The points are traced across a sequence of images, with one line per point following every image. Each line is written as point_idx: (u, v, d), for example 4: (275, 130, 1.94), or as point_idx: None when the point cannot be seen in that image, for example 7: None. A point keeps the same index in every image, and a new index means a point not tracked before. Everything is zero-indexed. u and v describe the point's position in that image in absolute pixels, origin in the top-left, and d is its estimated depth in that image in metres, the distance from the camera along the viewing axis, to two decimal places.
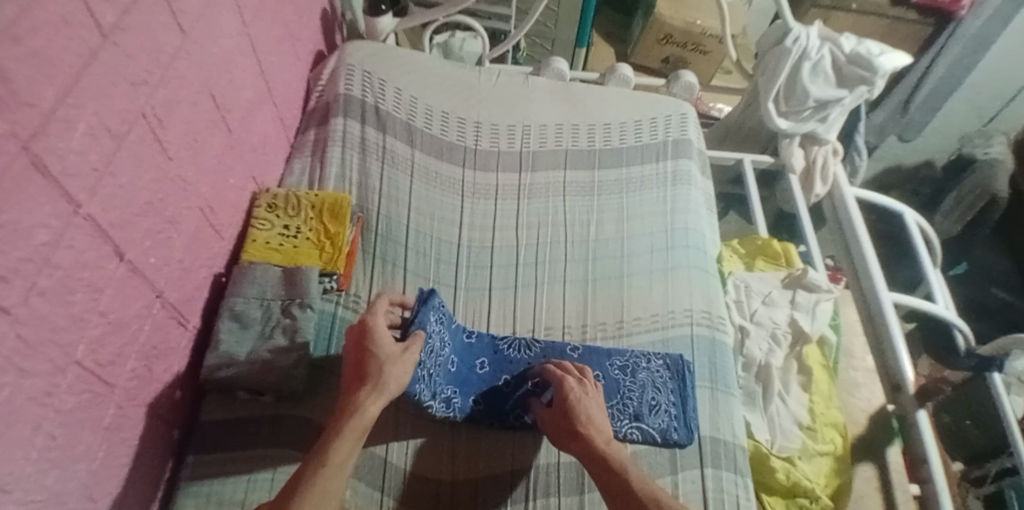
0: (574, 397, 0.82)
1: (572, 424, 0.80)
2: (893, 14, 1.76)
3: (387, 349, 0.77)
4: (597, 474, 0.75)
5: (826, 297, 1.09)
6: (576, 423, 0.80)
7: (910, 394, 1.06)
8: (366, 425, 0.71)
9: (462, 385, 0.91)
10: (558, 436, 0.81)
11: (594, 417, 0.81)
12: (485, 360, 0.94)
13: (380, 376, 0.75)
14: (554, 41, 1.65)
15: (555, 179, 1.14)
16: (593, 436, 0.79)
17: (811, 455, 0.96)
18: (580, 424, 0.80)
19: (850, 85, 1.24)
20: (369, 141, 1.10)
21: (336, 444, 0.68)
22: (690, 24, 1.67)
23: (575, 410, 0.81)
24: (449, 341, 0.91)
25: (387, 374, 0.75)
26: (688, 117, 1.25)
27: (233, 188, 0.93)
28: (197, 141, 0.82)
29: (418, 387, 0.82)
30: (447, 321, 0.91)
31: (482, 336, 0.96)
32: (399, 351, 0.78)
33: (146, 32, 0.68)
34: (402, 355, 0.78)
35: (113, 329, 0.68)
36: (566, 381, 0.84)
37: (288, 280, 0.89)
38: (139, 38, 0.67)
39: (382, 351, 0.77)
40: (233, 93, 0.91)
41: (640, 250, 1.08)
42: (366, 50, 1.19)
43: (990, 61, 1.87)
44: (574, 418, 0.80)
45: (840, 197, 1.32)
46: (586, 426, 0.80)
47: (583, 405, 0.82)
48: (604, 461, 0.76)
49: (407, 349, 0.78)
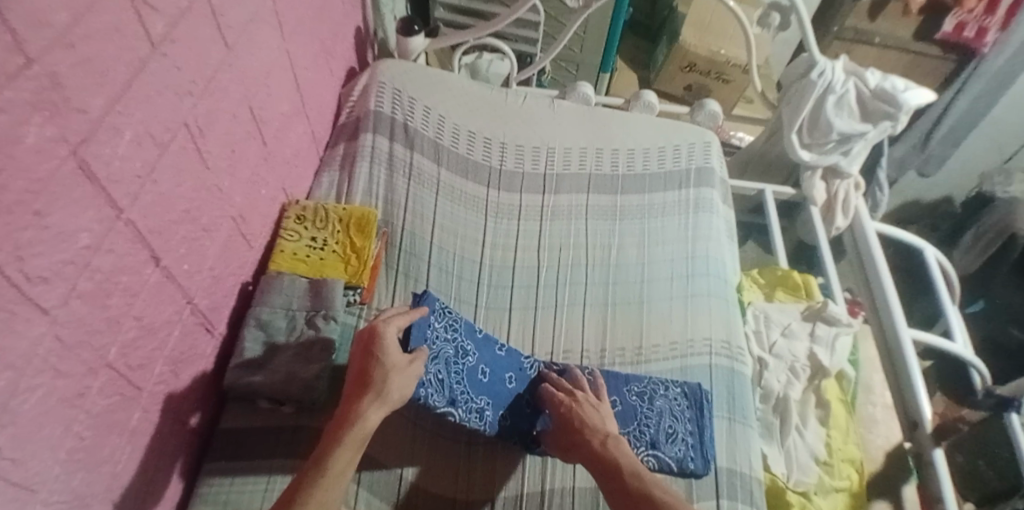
0: (565, 409, 0.85)
1: (570, 437, 0.82)
2: (916, 48, 1.79)
3: (393, 358, 0.76)
4: (603, 480, 0.76)
5: (846, 331, 1.09)
6: (574, 433, 0.82)
7: (928, 431, 1.05)
8: (365, 435, 0.70)
9: (495, 397, 0.89)
10: (562, 451, 0.83)
11: (591, 422, 0.83)
12: (513, 374, 0.92)
13: (383, 385, 0.74)
14: (578, 66, 1.67)
15: (578, 202, 1.15)
16: (591, 442, 0.80)
17: (827, 491, 0.96)
18: (577, 434, 0.82)
19: (873, 120, 1.25)
20: (397, 157, 1.11)
21: (336, 455, 0.68)
22: (714, 53, 1.69)
23: (570, 422, 0.83)
24: (477, 352, 0.90)
25: (389, 384, 0.74)
26: (712, 146, 1.26)
27: (264, 199, 0.95)
28: (234, 151, 0.84)
29: (425, 390, 0.81)
30: (463, 328, 0.90)
31: (511, 350, 0.94)
32: (405, 362, 0.77)
33: (192, 44, 0.70)
34: (407, 367, 0.76)
35: (145, 333, 0.69)
36: (557, 397, 0.87)
37: (314, 291, 0.91)
38: (186, 50, 0.69)
39: (388, 359, 0.76)
40: (269, 105, 0.93)
41: (660, 276, 1.08)
42: (398, 68, 1.22)
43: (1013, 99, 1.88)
44: (573, 429, 0.83)
45: (861, 230, 1.32)
46: (582, 434, 0.81)
47: (577, 414, 0.84)
48: (605, 465, 0.77)
49: (412, 361, 0.77)
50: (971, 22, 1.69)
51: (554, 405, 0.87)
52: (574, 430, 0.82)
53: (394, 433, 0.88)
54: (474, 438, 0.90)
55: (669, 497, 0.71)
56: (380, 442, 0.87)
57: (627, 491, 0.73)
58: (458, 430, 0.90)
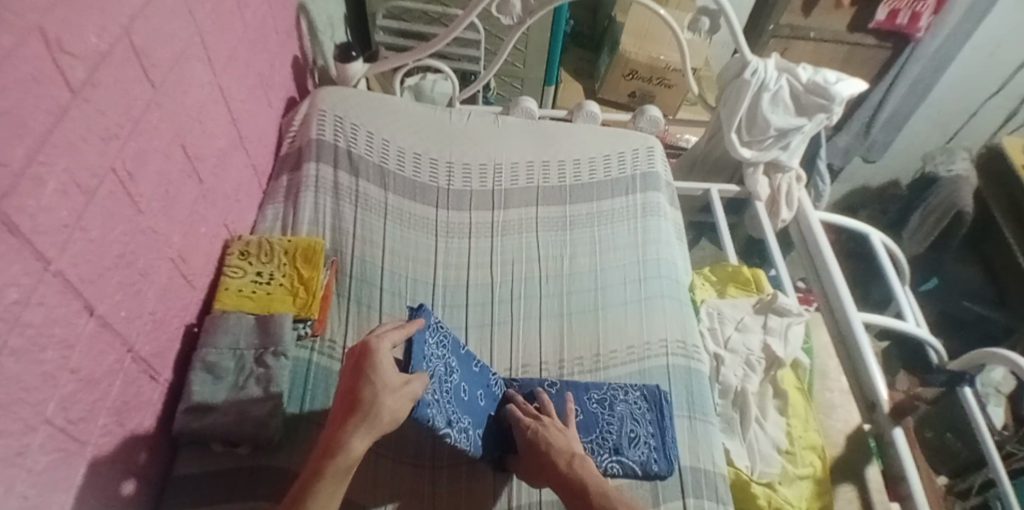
0: (529, 432, 0.84)
1: (538, 462, 0.81)
2: (852, 39, 1.85)
3: (385, 378, 0.70)
4: (568, 499, 0.77)
5: (797, 320, 1.12)
6: (540, 456, 0.81)
7: (885, 412, 1.08)
8: (350, 464, 0.67)
9: (474, 416, 0.86)
10: (532, 477, 0.83)
11: (557, 445, 0.82)
12: (483, 392, 0.90)
13: (371, 407, 0.68)
14: (523, 80, 1.70)
15: (528, 216, 1.16)
16: (558, 466, 0.79)
17: (792, 479, 0.98)
18: (543, 458, 0.81)
19: (809, 113, 1.29)
20: (342, 185, 1.11)
21: (318, 489, 0.66)
22: (655, 59, 1.73)
23: (535, 445, 0.82)
24: (458, 368, 0.86)
25: (380, 406, 0.69)
26: (655, 150, 1.28)
27: (205, 237, 0.93)
28: (170, 191, 0.83)
29: (430, 411, 0.75)
30: (450, 344, 0.86)
31: (483, 366, 0.92)
32: (399, 383, 0.71)
33: (114, 86, 0.68)
34: (401, 387, 0.71)
35: (84, 386, 0.67)
36: (522, 421, 0.85)
37: (261, 328, 0.89)
38: (110, 94, 0.68)
39: (380, 378, 0.70)
40: (204, 142, 0.92)
41: (614, 282, 1.09)
42: (339, 95, 1.21)
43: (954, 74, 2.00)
44: (539, 453, 0.81)
45: (806, 221, 1.37)
46: (548, 457, 0.80)
47: (540, 436, 0.82)
48: (573, 488, 0.77)
49: (408, 382, 0.71)
50: (904, 9, 1.73)
51: (520, 430, 0.85)
52: (540, 453, 0.81)
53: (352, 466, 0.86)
54: (438, 460, 0.89)
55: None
56: None
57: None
58: (421, 454, 0.89)
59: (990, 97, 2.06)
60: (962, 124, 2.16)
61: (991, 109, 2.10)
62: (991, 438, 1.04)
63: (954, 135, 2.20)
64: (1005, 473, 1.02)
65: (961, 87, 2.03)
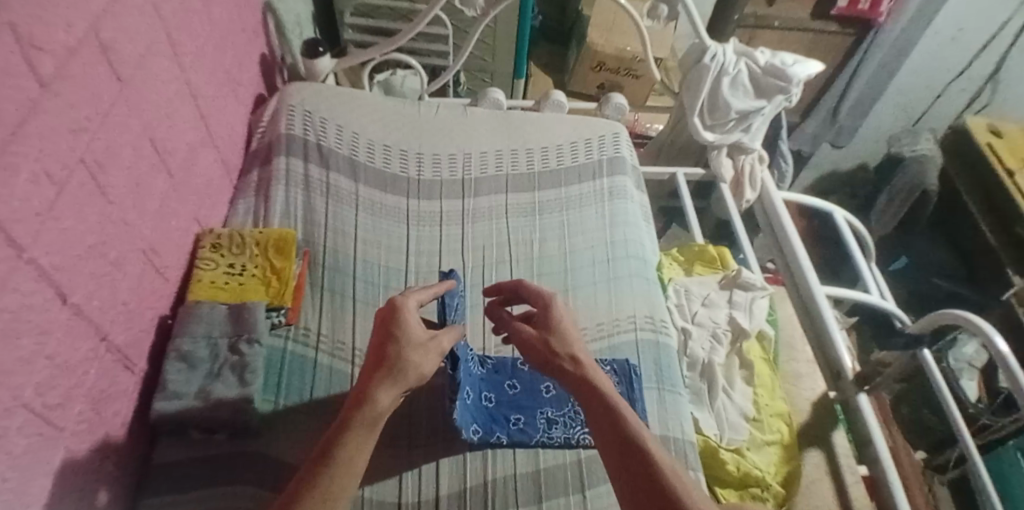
0: (557, 310, 0.81)
1: (550, 337, 0.78)
2: (815, 27, 1.90)
3: (410, 335, 0.75)
4: (590, 406, 0.70)
5: (761, 294, 1.17)
6: (557, 333, 0.78)
7: (850, 379, 1.12)
8: (376, 415, 0.68)
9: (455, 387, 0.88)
10: (529, 349, 0.79)
11: (574, 334, 0.79)
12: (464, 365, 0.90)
13: (397, 362, 0.72)
14: (492, 75, 1.73)
15: (497, 203, 1.19)
16: (570, 350, 0.77)
17: (759, 445, 1.02)
18: (558, 336, 0.78)
19: (768, 95, 1.33)
20: (313, 178, 1.12)
21: (347, 439, 0.66)
22: (622, 51, 1.76)
23: (557, 323, 0.80)
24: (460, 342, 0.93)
25: (405, 360, 0.73)
26: (621, 136, 1.32)
27: (177, 230, 0.95)
28: (140, 185, 0.84)
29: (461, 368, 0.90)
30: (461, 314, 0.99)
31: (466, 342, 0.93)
32: (425, 339, 0.76)
33: (83, 80, 0.70)
34: (426, 342, 0.76)
35: (59, 372, 0.68)
36: (554, 311, 0.81)
37: (235, 317, 0.91)
38: (79, 88, 0.69)
39: (405, 336, 0.75)
40: (173, 137, 0.93)
41: (583, 264, 1.12)
42: (307, 91, 1.23)
43: (915, 61, 2.05)
44: (554, 332, 0.79)
45: (769, 200, 1.42)
46: (565, 338, 0.78)
47: (567, 318, 0.80)
48: (576, 376, 0.73)
49: (433, 338, 0.77)
50: None
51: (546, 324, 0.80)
52: (555, 333, 0.79)
53: None
54: (413, 440, 0.90)
55: (639, 426, 0.67)
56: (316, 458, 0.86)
57: (597, 406, 0.69)
58: (398, 435, 0.90)
59: (954, 80, 2.12)
60: (926, 107, 2.22)
61: (955, 91, 2.16)
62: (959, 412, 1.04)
63: (918, 120, 2.27)
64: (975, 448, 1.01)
65: (926, 72, 2.09)
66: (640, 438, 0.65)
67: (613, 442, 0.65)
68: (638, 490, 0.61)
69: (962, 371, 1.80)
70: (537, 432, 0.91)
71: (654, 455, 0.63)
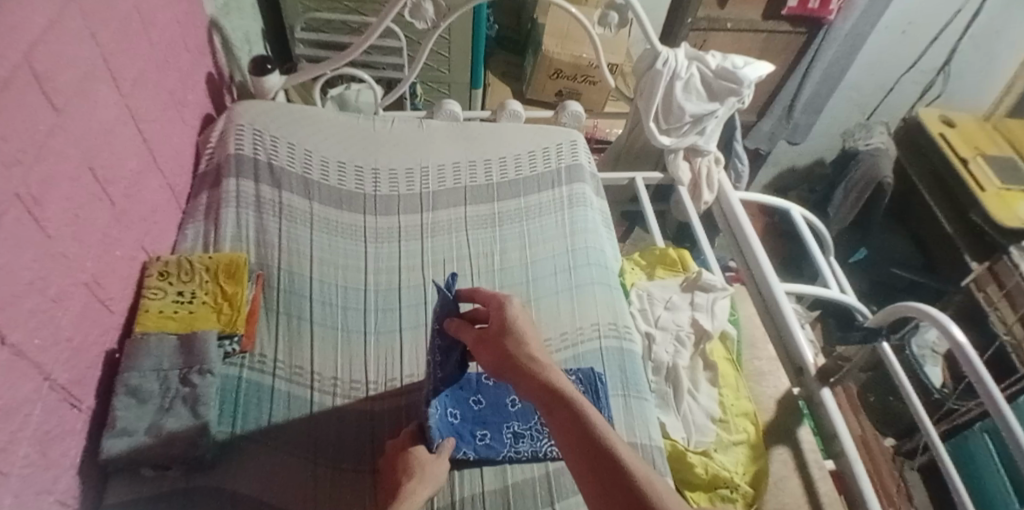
0: (510, 309, 0.76)
1: (505, 338, 0.73)
2: (768, 27, 1.93)
3: (422, 456, 0.82)
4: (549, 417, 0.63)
5: (722, 294, 1.18)
6: (511, 334, 0.73)
7: (813, 375, 1.14)
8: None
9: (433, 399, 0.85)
10: (485, 353, 0.74)
11: (529, 333, 0.74)
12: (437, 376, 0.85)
13: (421, 471, 0.80)
14: (449, 85, 1.72)
15: (456, 216, 1.18)
16: (526, 351, 0.71)
17: (726, 446, 1.03)
18: (513, 338, 0.73)
19: (722, 98, 1.34)
20: (265, 198, 1.09)
21: None
22: (577, 58, 1.78)
23: (511, 324, 0.75)
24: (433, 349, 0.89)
25: (422, 471, 0.80)
26: (578, 144, 1.32)
27: (121, 260, 0.91)
28: (81, 216, 0.81)
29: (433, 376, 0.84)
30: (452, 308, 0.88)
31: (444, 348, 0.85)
32: (433, 457, 0.83)
33: (16, 111, 0.67)
34: (435, 459, 0.83)
35: (0, 417, 0.64)
36: (511, 317, 0.76)
37: (186, 347, 0.88)
38: (13, 120, 0.66)
39: (421, 455, 0.82)
40: (115, 164, 0.90)
41: (545, 273, 1.12)
42: (256, 109, 1.20)
43: (866, 56, 2.12)
44: (508, 333, 0.74)
45: (726, 201, 1.44)
46: (521, 339, 0.73)
47: (521, 317, 0.75)
48: (534, 377, 0.67)
49: (439, 455, 0.84)
50: None
51: (498, 332, 0.75)
52: (511, 335, 0.74)
53: (286, 475, 0.85)
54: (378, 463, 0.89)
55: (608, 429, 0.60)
56: (275, 489, 0.83)
57: (558, 409, 0.63)
58: (361, 460, 0.89)
59: (905, 74, 2.19)
60: (879, 101, 2.29)
61: (906, 84, 2.23)
62: (915, 395, 1.04)
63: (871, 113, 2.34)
64: (938, 436, 1.01)
65: (876, 67, 2.16)
66: (608, 442, 0.58)
67: (579, 449, 0.58)
68: (612, 502, 0.53)
69: (925, 357, 1.83)
70: (503, 447, 0.90)
71: (625, 461, 0.56)
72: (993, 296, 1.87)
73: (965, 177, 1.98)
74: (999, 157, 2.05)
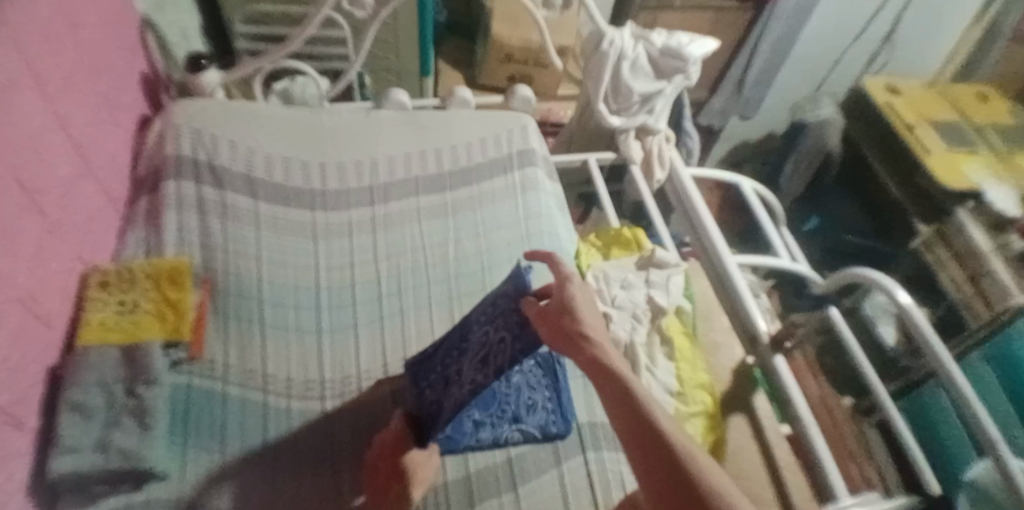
0: (575, 290, 0.68)
1: (563, 318, 0.65)
2: (714, 4, 1.94)
3: (415, 457, 0.83)
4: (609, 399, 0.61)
5: (675, 271, 1.21)
6: (571, 315, 0.65)
7: (766, 344, 1.17)
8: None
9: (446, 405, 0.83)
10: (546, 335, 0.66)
11: (588, 319, 0.66)
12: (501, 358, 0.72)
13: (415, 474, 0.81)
14: (398, 74, 1.69)
15: (408, 207, 1.17)
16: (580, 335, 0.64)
17: (684, 419, 1.06)
18: (573, 319, 0.65)
19: (668, 76, 1.35)
20: (206, 200, 1.06)
21: None
22: (527, 41, 1.77)
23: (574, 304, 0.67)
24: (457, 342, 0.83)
25: (416, 474, 0.82)
26: (529, 128, 1.31)
27: (58, 272, 0.88)
28: (11, 230, 0.77)
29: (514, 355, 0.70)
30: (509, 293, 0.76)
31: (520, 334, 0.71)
32: (425, 456, 0.84)
33: None
34: (427, 459, 0.84)
35: None
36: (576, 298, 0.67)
37: (129, 359, 0.86)
38: None
39: (414, 455, 0.82)
40: (45, 174, 0.86)
41: (499, 260, 1.13)
42: (192, 107, 1.15)
43: (813, 29, 2.15)
44: (571, 313, 0.66)
45: (679, 179, 1.46)
46: (580, 322, 0.65)
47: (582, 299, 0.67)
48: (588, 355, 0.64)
49: (432, 454, 0.85)
50: None
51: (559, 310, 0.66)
52: (574, 314, 0.66)
53: (245, 480, 0.84)
54: (338, 463, 0.88)
55: (665, 418, 0.58)
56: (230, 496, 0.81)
57: (613, 389, 0.61)
58: (320, 462, 0.88)
59: (852, 44, 2.24)
60: (827, 72, 2.34)
61: (854, 54, 2.29)
62: (867, 361, 1.08)
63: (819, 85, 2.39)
64: (889, 398, 1.04)
65: (823, 40, 2.21)
66: (668, 437, 0.56)
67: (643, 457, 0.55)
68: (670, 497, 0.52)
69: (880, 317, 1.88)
70: (464, 437, 0.91)
71: (684, 456, 0.54)
72: (942, 256, 1.93)
73: (916, 143, 2.06)
74: (947, 122, 2.14)
